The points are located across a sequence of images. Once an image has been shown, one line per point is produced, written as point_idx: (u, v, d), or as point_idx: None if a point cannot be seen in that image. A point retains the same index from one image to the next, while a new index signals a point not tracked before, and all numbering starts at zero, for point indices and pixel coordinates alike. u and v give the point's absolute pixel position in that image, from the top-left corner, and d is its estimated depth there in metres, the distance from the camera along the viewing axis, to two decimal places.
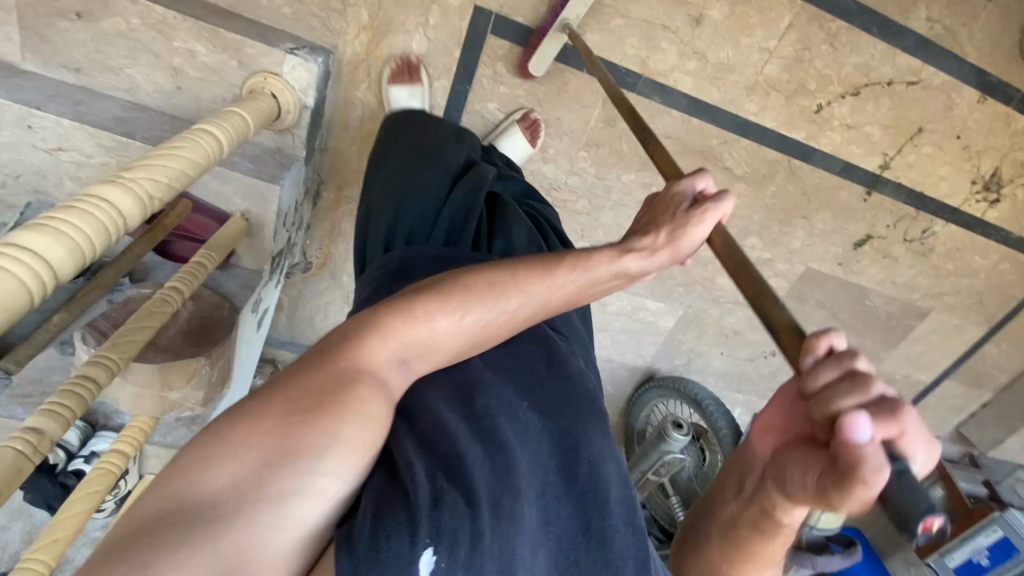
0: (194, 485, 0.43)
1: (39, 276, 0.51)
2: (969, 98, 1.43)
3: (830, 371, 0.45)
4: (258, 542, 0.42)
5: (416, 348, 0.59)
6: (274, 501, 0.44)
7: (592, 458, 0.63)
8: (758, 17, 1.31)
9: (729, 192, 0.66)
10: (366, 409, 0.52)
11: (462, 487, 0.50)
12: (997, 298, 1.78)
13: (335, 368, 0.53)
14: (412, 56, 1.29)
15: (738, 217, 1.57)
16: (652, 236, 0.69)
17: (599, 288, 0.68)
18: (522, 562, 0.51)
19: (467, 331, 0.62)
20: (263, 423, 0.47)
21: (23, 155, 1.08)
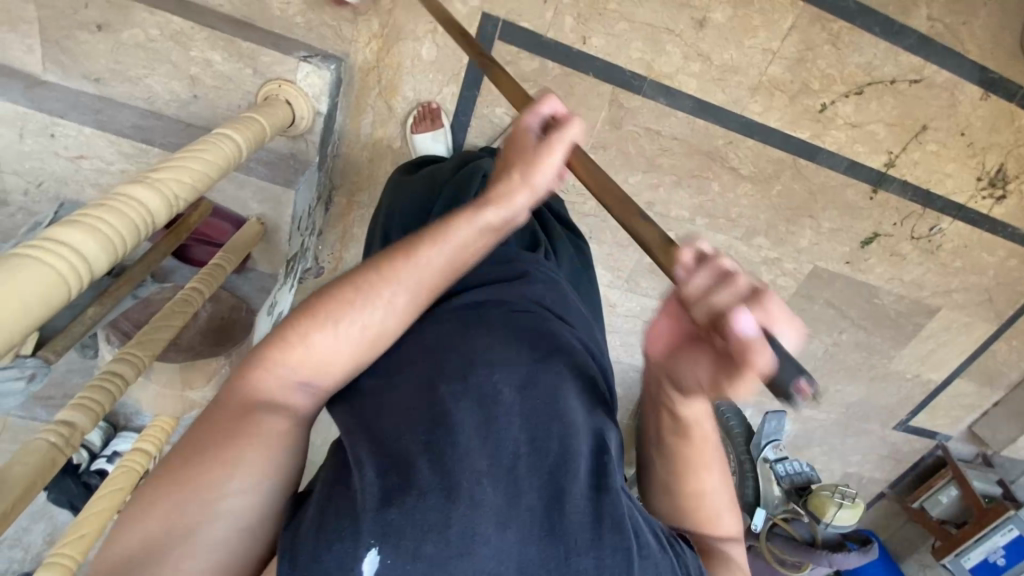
0: (116, 543, 0.48)
1: (76, 269, 0.54)
2: (972, 95, 1.44)
3: (702, 275, 0.48)
4: (180, 574, 0.47)
5: (303, 371, 0.58)
6: (185, 537, 0.48)
7: (562, 431, 0.60)
8: (760, 18, 1.34)
9: (575, 117, 0.63)
10: (261, 436, 0.54)
11: (412, 480, 0.50)
12: (1006, 294, 1.77)
13: (226, 408, 0.55)
14: (435, 104, 1.37)
15: (745, 216, 1.58)
16: (508, 177, 0.64)
17: (473, 253, 0.64)
18: (485, 548, 0.50)
19: (352, 338, 0.59)
20: (167, 473, 0.51)
21: (46, 163, 1.15)
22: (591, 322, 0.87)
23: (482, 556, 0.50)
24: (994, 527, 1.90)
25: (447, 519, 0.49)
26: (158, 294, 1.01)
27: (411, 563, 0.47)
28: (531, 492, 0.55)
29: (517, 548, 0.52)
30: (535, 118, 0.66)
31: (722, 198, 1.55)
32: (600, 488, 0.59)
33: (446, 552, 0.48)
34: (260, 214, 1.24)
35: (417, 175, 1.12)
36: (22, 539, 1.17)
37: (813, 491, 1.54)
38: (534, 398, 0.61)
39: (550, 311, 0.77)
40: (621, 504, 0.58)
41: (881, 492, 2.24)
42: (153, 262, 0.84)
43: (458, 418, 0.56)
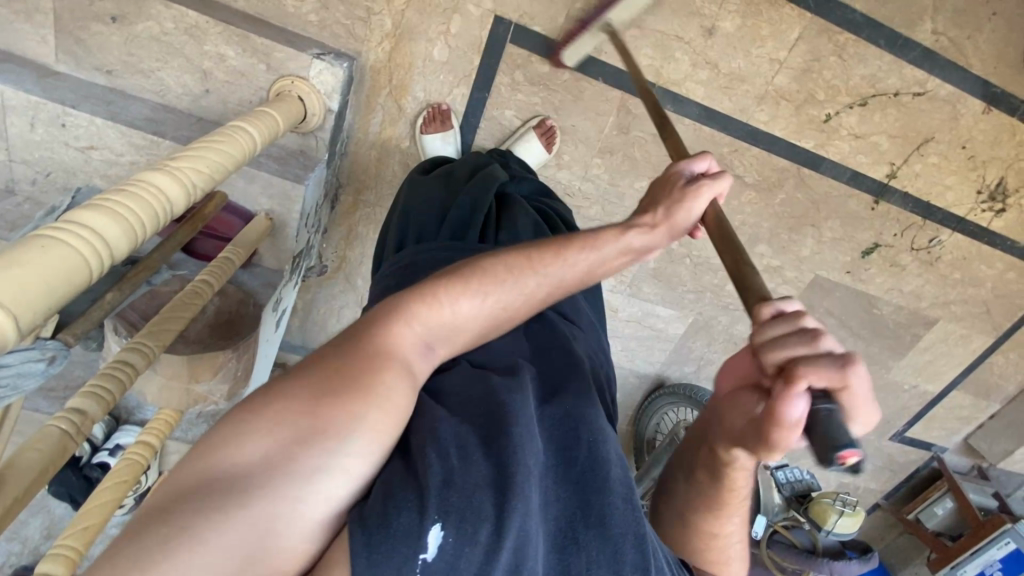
0: (231, 457, 0.46)
1: (97, 250, 0.54)
2: (974, 109, 1.46)
3: (780, 328, 0.49)
4: (287, 513, 0.44)
5: (435, 330, 0.59)
6: (300, 478, 0.46)
7: (593, 436, 0.61)
8: (768, 28, 1.35)
9: (727, 173, 0.67)
10: (387, 397, 0.52)
11: (469, 469, 0.51)
12: (1004, 307, 1.79)
13: (360, 354, 0.54)
14: (445, 104, 1.38)
15: (748, 224, 1.59)
16: (650, 214, 0.68)
17: (610, 269, 0.67)
18: (530, 539, 0.50)
19: (483, 316, 0.62)
20: (295, 402, 0.49)
21: (55, 153, 1.14)
22: (594, 329, 0.87)
23: (530, 547, 0.50)
24: (990, 540, 1.90)
25: (504, 509, 0.49)
26: (166, 286, 1.00)
27: (470, 545, 0.46)
28: (558, 503, 0.56)
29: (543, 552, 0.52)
30: (688, 167, 0.70)
31: (726, 206, 1.56)
32: (628, 500, 0.57)
33: (502, 541, 0.48)
34: (269, 209, 1.23)
35: (431, 176, 1.13)
36: (19, 532, 1.16)
37: (815, 499, 1.56)
38: (562, 408, 0.63)
39: (561, 325, 0.78)
40: (641, 520, 0.57)
41: (876, 503, 2.24)
42: (170, 251, 0.83)
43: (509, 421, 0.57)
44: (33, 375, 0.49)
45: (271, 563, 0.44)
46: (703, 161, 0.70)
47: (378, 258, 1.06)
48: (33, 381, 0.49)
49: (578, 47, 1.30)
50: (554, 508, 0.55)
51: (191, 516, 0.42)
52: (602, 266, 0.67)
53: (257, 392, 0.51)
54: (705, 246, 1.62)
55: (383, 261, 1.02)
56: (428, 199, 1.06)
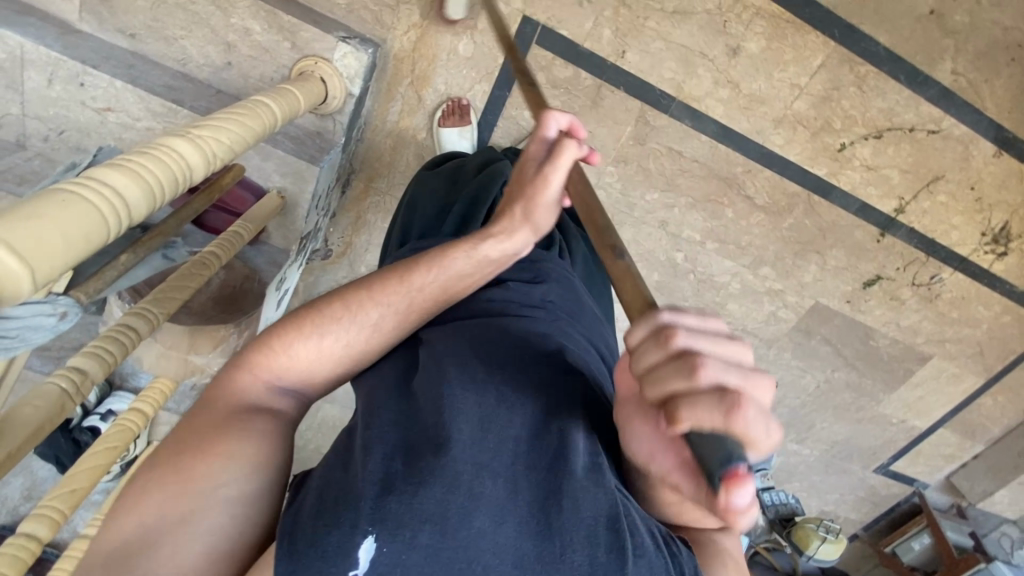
0: (108, 542, 0.47)
1: (115, 208, 0.53)
2: (985, 151, 1.48)
3: (656, 355, 0.39)
4: (176, 563, 0.46)
5: (286, 375, 0.60)
6: (177, 526, 0.48)
7: (565, 430, 0.54)
8: (792, 53, 1.36)
9: (568, 142, 0.60)
10: (249, 428, 0.55)
11: (416, 469, 0.47)
12: (996, 350, 1.80)
13: (217, 408, 0.57)
14: (465, 100, 1.37)
15: (754, 245, 1.60)
16: (508, 216, 0.66)
17: (468, 278, 0.66)
18: (483, 537, 0.46)
19: (336, 354, 0.62)
20: (153, 469, 0.51)
21: (71, 112, 1.14)
22: (602, 323, 0.81)
23: (483, 543, 0.46)
24: None
25: (445, 508, 0.46)
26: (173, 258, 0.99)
27: (407, 553, 0.44)
28: (529, 492, 0.50)
29: (514, 540, 0.47)
30: (540, 143, 0.64)
31: (734, 225, 1.57)
32: (598, 483, 0.52)
33: (444, 542, 0.45)
34: (281, 187, 1.26)
35: (440, 170, 1.12)
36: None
37: (798, 523, 1.57)
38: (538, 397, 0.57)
39: (556, 308, 0.72)
40: (616, 501, 0.51)
41: (855, 534, 2.24)
42: (183, 220, 0.81)
43: (455, 411, 0.52)
44: (45, 330, 0.47)
45: None
46: (553, 126, 0.64)
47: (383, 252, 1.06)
48: (43, 335, 0.48)
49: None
50: (524, 499, 0.49)
51: None
52: (456, 280, 0.65)
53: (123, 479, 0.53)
54: (710, 263, 1.62)
55: (386, 255, 1.02)
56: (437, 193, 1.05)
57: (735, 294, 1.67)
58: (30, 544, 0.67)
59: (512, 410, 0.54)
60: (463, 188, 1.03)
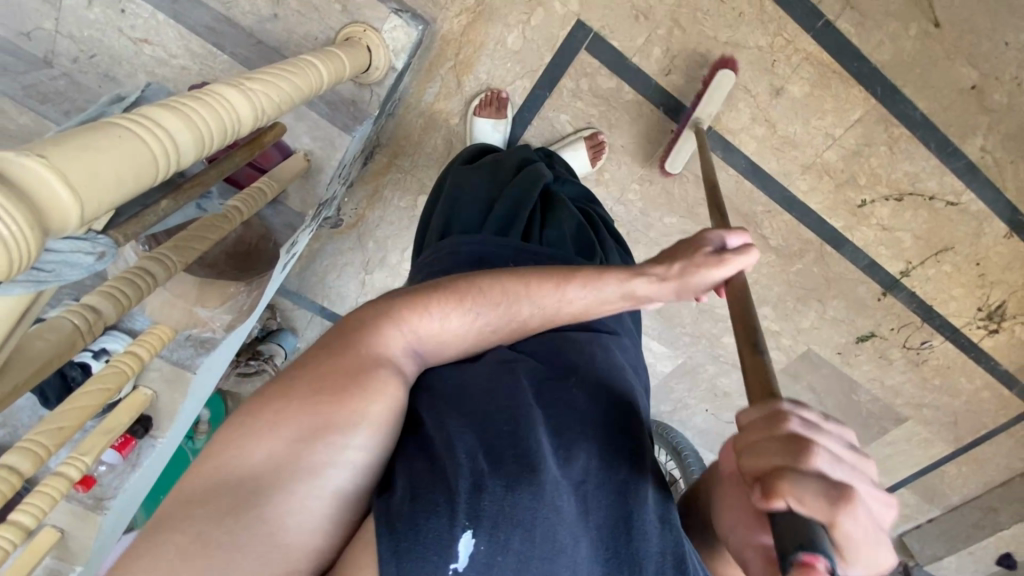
0: (237, 460, 0.49)
1: (168, 150, 0.52)
2: (997, 231, 1.50)
3: (763, 431, 0.42)
4: (294, 510, 0.48)
5: (425, 339, 0.62)
6: (307, 474, 0.50)
7: (632, 453, 0.59)
8: (832, 103, 1.37)
9: (753, 247, 0.64)
10: (385, 395, 0.55)
11: (502, 469, 0.50)
12: (969, 422, 1.84)
13: (358, 355, 0.57)
14: (505, 93, 1.36)
15: (760, 283, 1.62)
16: (664, 266, 0.66)
17: (607, 309, 0.68)
18: (563, 550, 0.50)
19: (473, 332, 0.65)
20: (295, 401, 0.53)
21: (105, 36, 1.10)
22: (638, 344, 0.84)
23: (561, 556, 0.50)
24: None
25: (533, 516, 0.49)
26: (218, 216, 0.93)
27: (501, 555, 0.47)
28: (600, 511, 0.54)
29: (587, 559, 0.52)
30: (718, 237, 0.65)
31: None
32: (665, 521, 0.56)
33: (532, 549, 0.49)
34: (308, 150, 1.23)
35: (479, 165, 1.11)
36: None
37: None
38: (604, 411, 0.61)
39: (603, 332, 0.74)
40: (682, 540, 0.56)
41: None
42: (224, 171, 0.76)
43: (536, 421, 0.56)
44: (83, 269, 0.46)
45: (284, 560, 0.47)
46: (735, 236, 0.65)
47: (419, 245, 1.04)
48: (79, 273, 0.46)
49: (678, 151, 1.36)
50: (595, 517, 0.54)
51: (205, 521, 0.46)
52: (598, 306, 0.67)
53: (254, 397, 0.54)
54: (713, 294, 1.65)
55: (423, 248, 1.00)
56: (477, 188, 1.04)
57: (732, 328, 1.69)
58: (12, 477, 0.66)
59: (584, 427, 0.59)
60: (502, 187, 1.02)
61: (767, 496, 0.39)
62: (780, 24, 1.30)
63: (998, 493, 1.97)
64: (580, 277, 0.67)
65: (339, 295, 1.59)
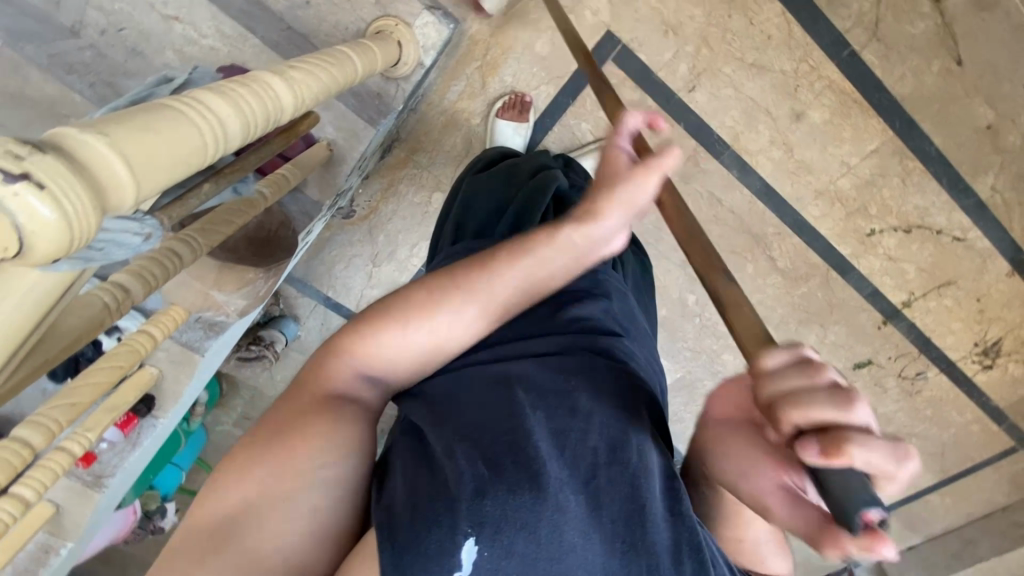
0: (215, 508, 0.51)
1: (216, 135, 0.51)
2: (999, 269, 1.53)
3: (797, 378, 0.40)
4: (275, 540, 0.49)
5: (375, 364, 0.61)
6: (283, 501, 0.50)
7: (643, 446, 0.56)
8: (850, 132, 1.39)
9: (673, 147, 0.60)
10: (344, 421, 0.56)
11: (502, 475, 0.49)
12: (957, 455, 1.86)
13: (312, 393, 0.59)
14: (529, 97, 1.36)
15: (764, 304, 1.63)
16: (588, 202, 0.63)
17: (553, 270, 0.64)
18: (573, 552, 0.49)
19: (420, 344, 0.62)
20: (258, 445, 0.54)
21: (138, 11, 1.10)
22: (652, 345, 0.83)
23: (572, 562, 0.49)
24: None
25: (537, 518, 0.48)
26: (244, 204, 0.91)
27: (505, 560, 0.47)
28: (611, 509, 0.52)
29: (602, 558, 0.50)
30: (624, 140, 0.64)
31: (752, 282, 1.59)
32: (676, 512, 0.54)
33: (538, 552, 0.48)
34: (331, 140, 1.24)
35: (496, 169, 1.11)
36: None
37: None
38: (609, 402, 0.59)
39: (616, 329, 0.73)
40: (697, 529, 0.54)
41: None
42: (258, 159, 0.76)
43: (537, 422, 0.54)
44: (129, 248, 0.47)
45: None
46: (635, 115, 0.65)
47: (435, 246, 1.05)
48: (125, 252, 0.47)
49: None
50: (607, 518, 0.52)
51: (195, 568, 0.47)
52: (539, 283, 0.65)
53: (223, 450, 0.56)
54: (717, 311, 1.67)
55: (438, 250, 1.01)
56: (492, 191, 1.04)
57: (733, 346, 1.71)
58: (23, 451, 0.66)
59: (590, 423, 0.56)
60: (515, 190, 1.02)
61: (827, 454, 0.36)
62: (807, 50, 1.32)
63: (976, 525, 1.95)
64: (507, 254, 0.64)
65: (344, 286, 1.58)
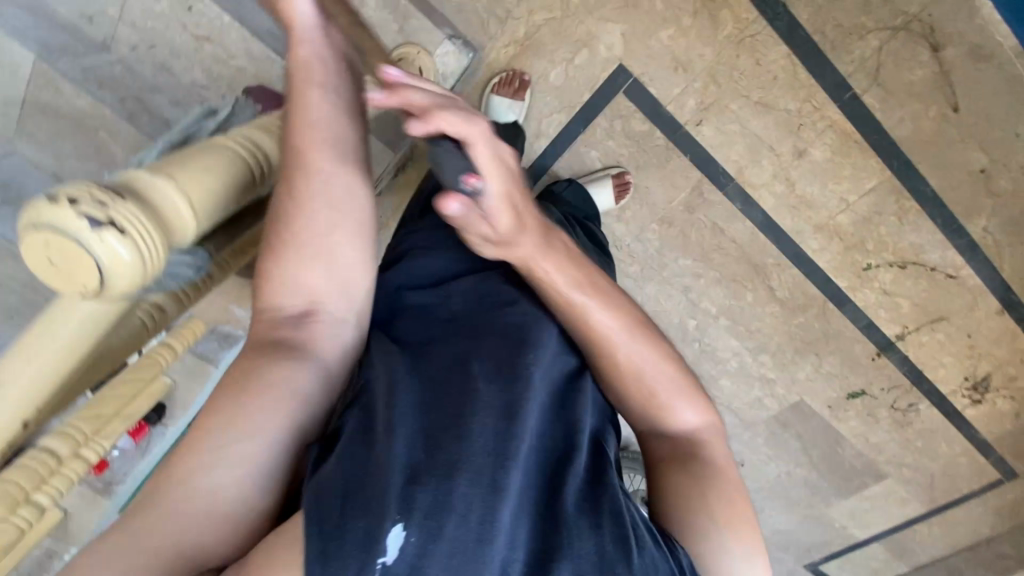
0: (153, 496, 0.52)
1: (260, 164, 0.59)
2: (990, 306, 1.57)
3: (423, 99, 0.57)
4: (203, 514, 0.53)
5: (273, 308, 0.64)
6: (220, 480, 0.54)
7: (569, 430, 0.68)
8: (850, 170, 1.44)
9: None
10: (275, 391, 0.60)
11: (434, 463, 0.56)
12: (945, 485, 1.88)
13: (229, 369, 0.61)
14: (528, 76, 1.38)
15: (762, 331, 1.67)
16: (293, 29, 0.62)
17: (341, 115, 0.64)
18: (498, 525, 0.55)
19: (301, 266, 0.63)
20: (187, 432, 0.56)
21: (168, 30, 1.13)
22: None
23: (497, 533, 0.55)
24: None
25: (469, 502, 0.54)
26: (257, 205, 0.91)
27: (433, 544, 0.52)
28: (527, 488, 0.61)
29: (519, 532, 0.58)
30: None
31: (750, 309, 1.64)
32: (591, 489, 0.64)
33: (467, 531, 0.53)
34: None
35: None
36: None
37: None
38: (543, 390, 0.68)
39: None
40: (618, 502, 0.63)
41: None
42: None
43: (481, 406, 0.61)
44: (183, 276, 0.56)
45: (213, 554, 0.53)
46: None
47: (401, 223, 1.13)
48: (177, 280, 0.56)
49: None
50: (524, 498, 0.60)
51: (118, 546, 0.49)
52: (347, 138, 0.64)
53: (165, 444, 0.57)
54: (716, 338, 1.69)
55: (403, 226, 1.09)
56: None
57: (731, 372, 1.74)
58: (50, 460, 0.69)
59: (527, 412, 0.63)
60: None
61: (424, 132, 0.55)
62: (811, 91, 1.37)
63: (963, 556, 1.98)
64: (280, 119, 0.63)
65: None
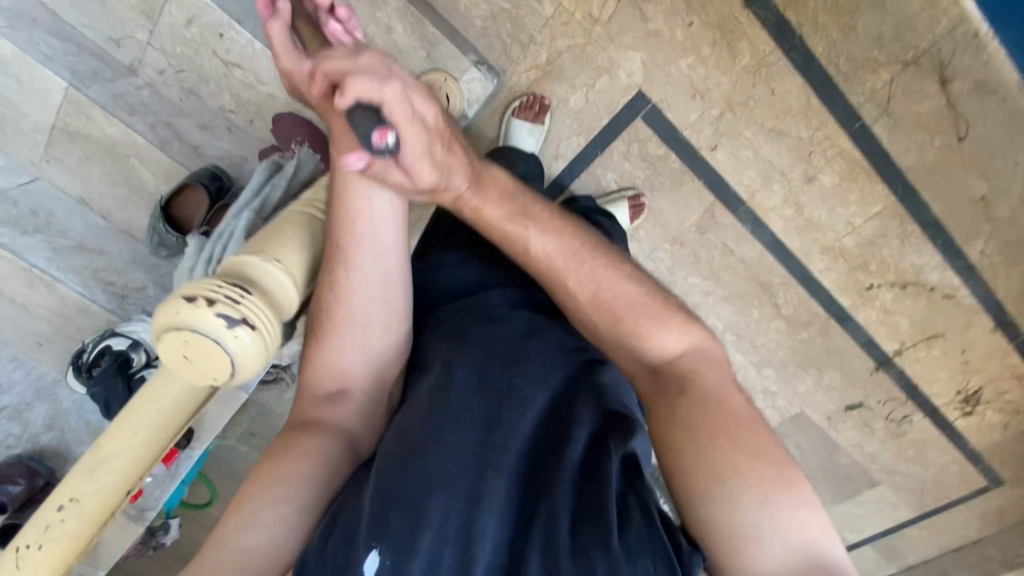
0: (224, 535, 0.69)
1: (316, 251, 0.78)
2: (983, 325, 1.63)
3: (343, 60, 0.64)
4: (251, 541, 0.68)
5: (332, 381, 0.82)
6: (261, 517, 0.70)
7: (555, 448, 0.71)
8: (857, 196, 1.49)
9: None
10: (313, 448, 0.77)
11: (410, 484, 0.65)
12: (934, 493, 1.96)
13: (292, 431, 0.79)
14: (548, 100, 1.43)
15: (766, 346, 1.73)
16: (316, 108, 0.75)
17: (380, 214, 0.76)
18: (477, 541, 0.63)
19: (351, 346, 0.81)
20: (253, 485, 0.73)
21: (197, 56, 1.25)
22: None
23: (476, 547, 0.62)
24: None
25: (439, 518, 0.63)
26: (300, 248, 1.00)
27: (406, 561, 0.60)
28: (511, 503, 0.67)
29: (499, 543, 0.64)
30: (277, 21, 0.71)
31: (755, 325, 1.69)
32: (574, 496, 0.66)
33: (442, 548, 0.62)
34: None
35: None
36: (26, 414, 1.32)
37: None
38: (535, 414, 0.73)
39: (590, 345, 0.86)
40: (603, 501, 0.64)
41: None
42: None
43: (467, 439, 0.69)
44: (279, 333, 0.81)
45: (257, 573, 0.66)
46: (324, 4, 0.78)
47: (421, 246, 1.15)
48: None
49: None
50: (507, 511, 0.66)
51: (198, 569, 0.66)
52: (382, 238, 0.77)
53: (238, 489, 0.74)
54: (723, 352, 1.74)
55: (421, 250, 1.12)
56: None
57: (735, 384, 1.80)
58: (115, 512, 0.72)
59: (511, 438, 0.70)
60: None
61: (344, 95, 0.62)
62: (823, 120, 1.41)
63: (949, 557, 2.06)
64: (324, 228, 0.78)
65: None
